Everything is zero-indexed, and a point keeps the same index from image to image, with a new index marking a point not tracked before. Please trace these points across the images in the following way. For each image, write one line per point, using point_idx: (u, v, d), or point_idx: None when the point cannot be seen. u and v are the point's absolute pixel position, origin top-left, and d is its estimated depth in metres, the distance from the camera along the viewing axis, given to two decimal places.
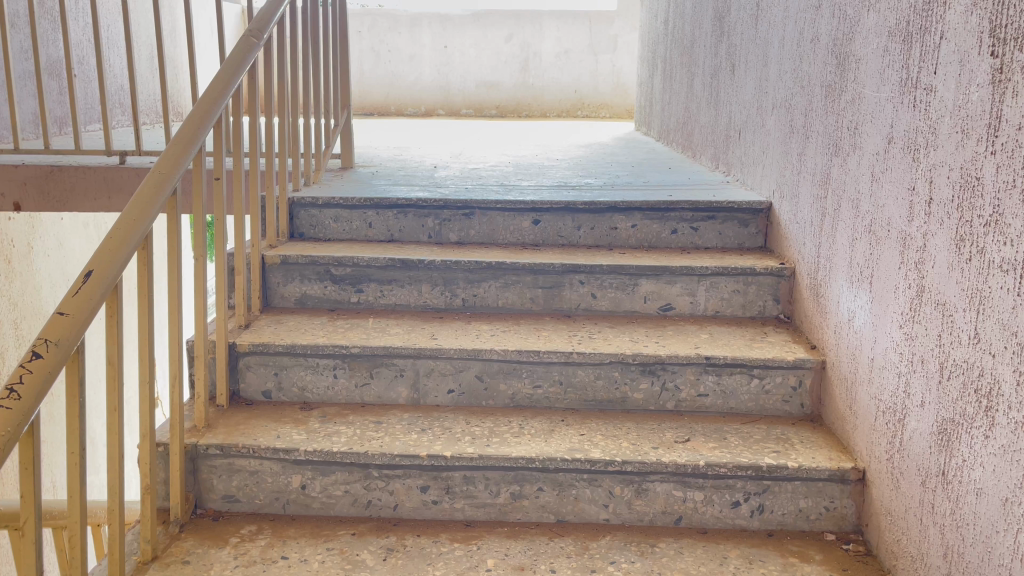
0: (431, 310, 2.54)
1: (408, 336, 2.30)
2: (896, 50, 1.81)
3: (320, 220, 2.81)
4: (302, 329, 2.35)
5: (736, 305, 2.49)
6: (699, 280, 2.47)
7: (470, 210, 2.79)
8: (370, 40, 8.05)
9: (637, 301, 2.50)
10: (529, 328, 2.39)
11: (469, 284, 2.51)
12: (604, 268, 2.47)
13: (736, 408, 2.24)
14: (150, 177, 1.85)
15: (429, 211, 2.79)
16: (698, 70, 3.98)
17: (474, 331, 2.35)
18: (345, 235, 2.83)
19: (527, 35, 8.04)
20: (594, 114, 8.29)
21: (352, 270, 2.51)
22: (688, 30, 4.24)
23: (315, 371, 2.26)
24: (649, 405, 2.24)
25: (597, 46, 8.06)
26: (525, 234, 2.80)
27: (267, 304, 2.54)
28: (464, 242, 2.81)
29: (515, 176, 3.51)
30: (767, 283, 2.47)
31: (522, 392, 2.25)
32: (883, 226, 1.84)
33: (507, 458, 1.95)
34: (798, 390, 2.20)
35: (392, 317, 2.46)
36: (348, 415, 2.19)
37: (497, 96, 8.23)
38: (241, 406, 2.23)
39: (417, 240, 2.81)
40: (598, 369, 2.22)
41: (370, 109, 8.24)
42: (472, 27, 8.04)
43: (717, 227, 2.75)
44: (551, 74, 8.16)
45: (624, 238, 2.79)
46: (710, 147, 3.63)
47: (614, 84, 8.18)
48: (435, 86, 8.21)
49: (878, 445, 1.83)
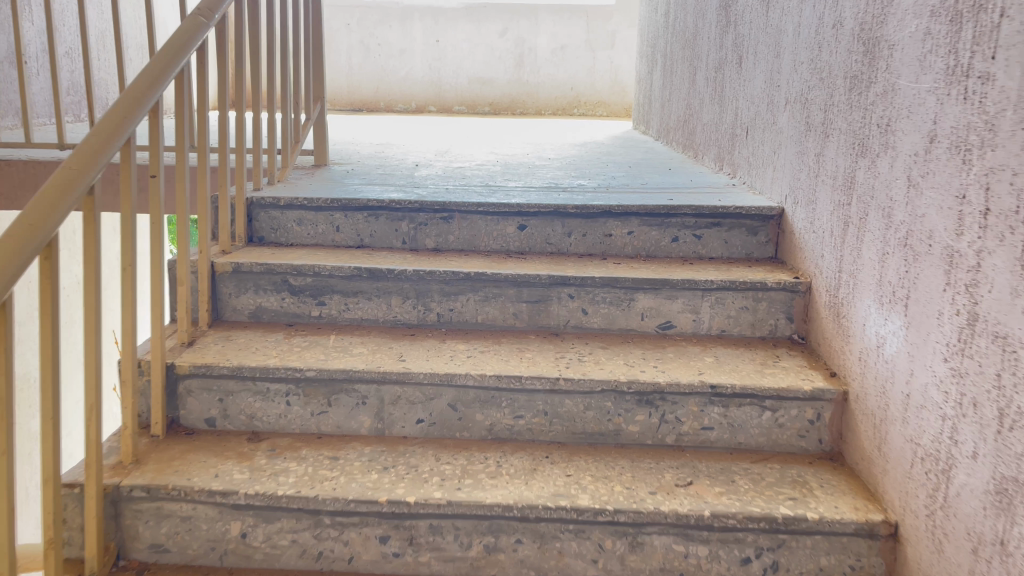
0: (401, 326, 2.26)
1: (372, 358, 2.03)
2: (940, 33, 1.53)
3: (283, 223, 2.53)
4: (252, 349, 2.07)
5: (744, 324, 2.22)
6: (703, 295, 2.20)
7: (449, 213, 2.51)
8: (359, 33, 7.77)
9: (633, 317, 2.23)
10: (511, 349, 2.12)
11: (443, 297, 2.23)
12: (596, 280, 2.19)
13: (745, 444, 1.96)
14: (61, 173, 1.57)
15: (403, 214, 2.52)
16: (700, 65, 3.71)
17: (448, 352, 2.08)
18: (309, 239, 2.55)
19: (522, 30, 7.76)
20: (590, 112, 8.01)
21: (313, 280, 2.23)
22: (690, 22, 3.96)
23: (266, 397, 1.98)
24: (646, 440, 1.97)
25: (595, 43, 7.78)
26: (509, 240, 2.52)
27: (217, 318, 2.26)
28: (441, 249, 2.54)
29: (501, 176, 3.23)
30: (778, 300, 2.19)
31: (501, 424, 1.97)
32: (922, 239, 1.57)
33: (480, 506, 1.67)
34: (815, 425, 1.93)
35: (356, 335, 2.18)
36: (301, 449, 1.91)
37: (491, 92, 7.95)
38: (180, 436, 1.95)
39: (390, 246, 2.54)
40: (588, 399, 1.94)
41: (359, 105, 7.97)
42: (465, 21, 7.76)
43: (722, 235, 2.47)
44: (547, 70, 7.88)
45: (619, 246, 2.50)
46: (713, 146, 3.36)
47: (611, 81, 7.90)
48: (426, 81, 7.93)
49: (915, 498, 1.56)
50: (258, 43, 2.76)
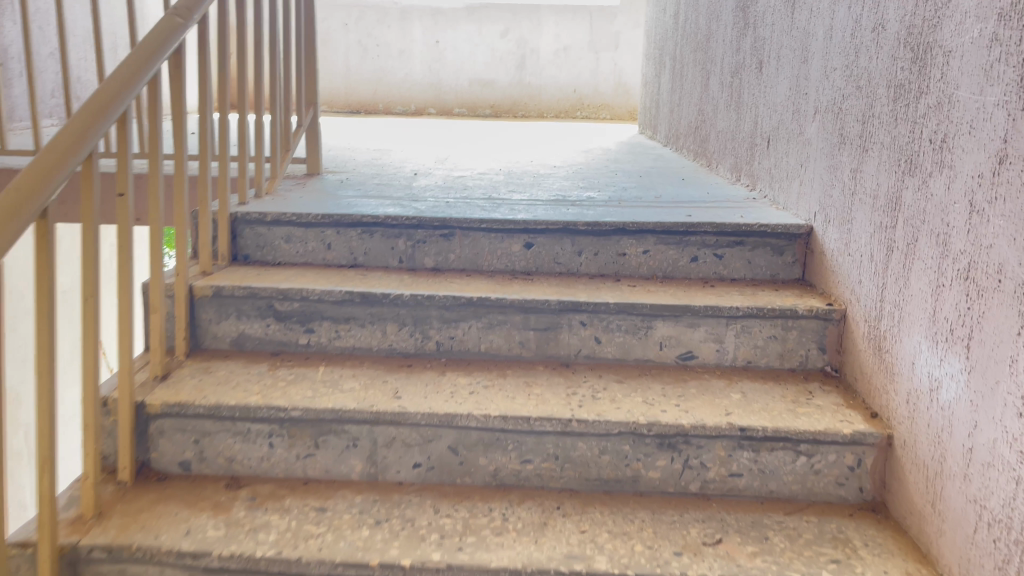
0: (397, 355, 2.07)
1: (364, 394, 1.84)
2: (1010, 39, 1.34)
3: (270, 240, 2.34)
4: (233, 383, 1.88)
5: (773, 355, 2.03)
6: (727, 324, 2.01)
7: (450, 230, 2.32)
8: (357, 33, 7.58)
9: (651, 347, 2.04)
10: (518, 383, 1.92)
11: (443, 324, 2.04)
12: (610, 306, 2.00)
13: (777, 492, 1.77)
14: (7, 194, 1.39)
15: (400, 231, 2.33)
16: (714, 69, 3.52)
17: (448, 387, 1.89)
18: (298, 257, 2.36)
19: (524, 30, 7.58)
20: (593, 115, 7.82)
21: (301, 306, 2.05)
22: (703, 23, 3.77)
23: (246, 439, 1.79)
24: (667, 488, 1.78)
25: (599, 44, 7.60)
26: (515, 260, 2.34)
27: (196, 347, 2.08)
28: (441, 268, 2.35)
29: (505, 187, 3.04)
30: (810, 329, 2.00)
31: (507, 469, 1.78)
32: (988, 274, 1.38)
33: (484, 570, 1.48)
34: (855, 471, 1.74)
35: (348, 366, 1.99)
36: (284, 498, 1.72)
37: (492, 94, 7.76)
38: (150, 483, 1.77)
39: (385, 265, 2.35)
40: (603, 442, 1.75)
41: (357, 106, 7.77)
42: (466, 21, 7.57)
43: (746, 255, 2.29)
44: (549, 72, 7.69)
45: (634, 266, 2.31)
46: (730, 155, 3.16)
47: (614, 84, 7.71)
48: (425, 83, 7.73)
49: (981, 568, 1.37)
50: (246, 44, 2.58)
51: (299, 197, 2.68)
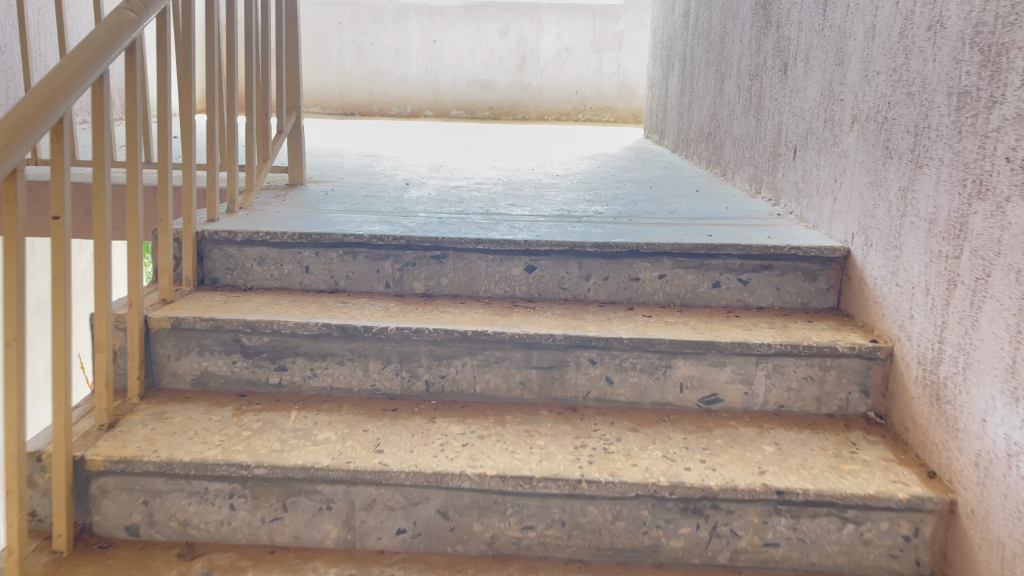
0: (382, 397, 1.82)
1: (341, 447, 1.59)
2: None
3: (241, 262, 2.10)
4: (190, 432, 1.64)
5: (808, 398, 1.78)
6: (756, 363, 1.77)
7: (442, 251, 2.07)
8: (351, 33, 7.35)
9: (669, 389, 1.79)
10: (518, 431, 1.68)
11: (433, 361, 1.80)
12: (623, 342, 1.76)
13: (819, 565, 1.53)
14: None
15: (386, 251, 2.08)
16: (730, 71, 3.27)
17: (439, 438, 1.64)
18: (273, 281, 2.12)
19: (524, 30, 7.33)
20: (596, 117, 7.56)
21: (271, 340, 1.80)
22: (716, 22, 3.53)
23: (203, 500, 1.55)
24: (691, 559, 1.53)
25: (602, 44, 7.36)
26: (515, 284, 2.09)
27: (153, 386, 1.84)
28: (433, 294, 2.10)
29: (505, 199, 2.80)
30: (851, 369, 1.76)
31: (505, 536, 1.54)
32: None
33: None
34: (912, 542, 1.49)
35: (324, 411, 1.75)
36: (246, 572, 1.47)
37: (491, 96, 7.51)
38: (90, 552, 1.52)
39: (370, 290, 2.11)
40: (617, 506, 1.51)
41: (351, 108, 7.53)
42: (464, 20, 7.33)
43: (773, 281, 2.04)
44: (550, 73, 7.44)
45: (648, 292, 2.07)
46: (749, 165, 2.92)
47: (618, 85, 7.45)
48: (422, 84, 7.49)
49: None
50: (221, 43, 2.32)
51: (277, 211, 2.43)
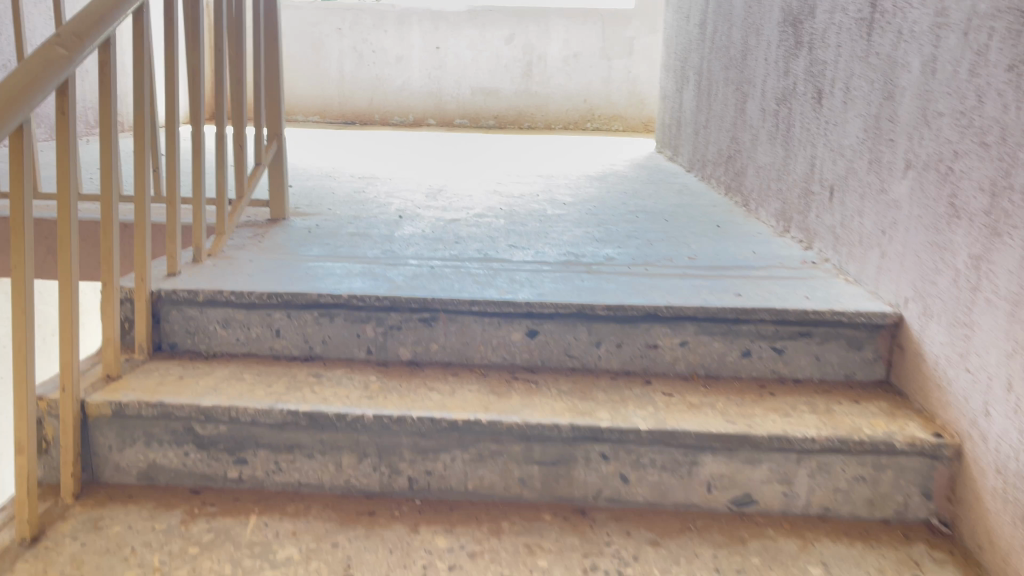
0: (360, 495, 1.57)
1: (306, 570, 1.34)
2: None
3: (202, 324, 1.84)
4: (128, 548, 1.38)
5: (857, 500, 1.52)
6: (797, 460, 1.50)
7: (432, 312, 1.81)
8: (351, 39, 7.10)
9: (695, 488, 1.53)
10: (517, 545, 1.42)
11: (420, 454, 1.54)
12: (640, 435, 1.50)
13: None
14: None
15: (368, 313, 1.82)
16: (752, 92, 3.00)
17: (423, 555, 1.39)
18: (239, 346, 1.86)
19: (530, 36, 7.07)
20: (605, 126, 7.29)
21: (230, 428, 1.55)
22: (737, 38, 3.26)
23: None
24: None
25: (612, 50, 7.08)
26: (515, 351, 1.83)
27: (94, 481, 1.58)
28: (421, 362, 1.84)
29: (507, 238, 2.53)
30: (910, 469, 1.49)
31: None
32: None
33: None
34: None
35: (290, 516, 1.49)
36: None
37: (496, 104, 7.24)
38: None
39: (350, 357, 1.84)
40: None
41: (352, 117, 7.28)
42: (469, 26, 7.07)
43: (813, 349, 1.77)
44: (558, 81, 7.17)
45: (668, 361, 1.80)
46: (776, 200, 2.65)
47: (628, 94, 7.18)
48: (425, 92, 7.22)
49: None
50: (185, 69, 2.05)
51: (250, 258, 2.15)
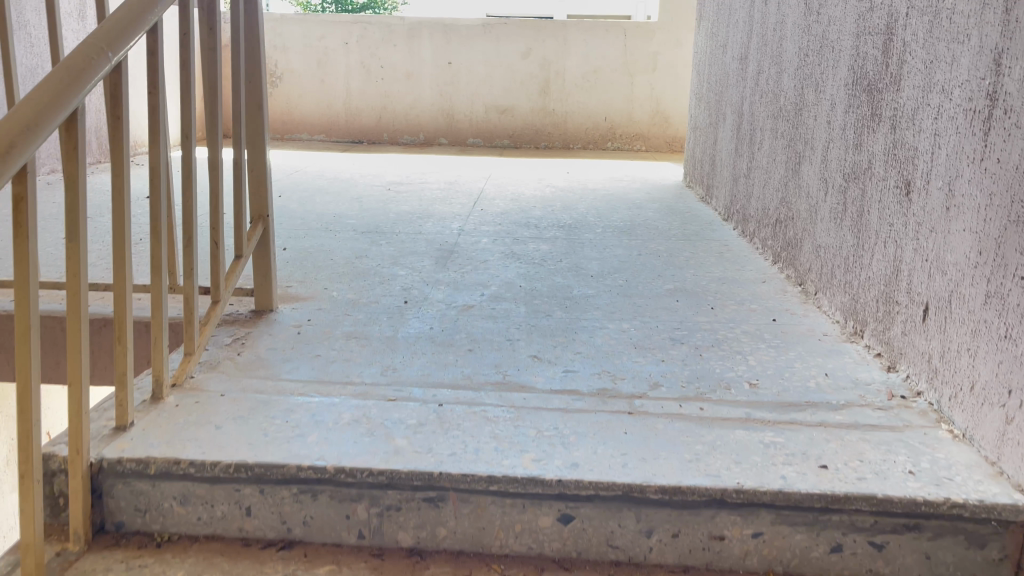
0: None
1: None
2: None
3: (155, 501, 1.49)
4: None
5: None
6: None
7: (439, 492, 1.45)
8: (359, 54, 6.73)
9: None
10: None
11: None
12: None
13: None
14: None
15: (358, 491, 1.46)
16: (810, 155, 2.63)
17: None
18: (201, 526, 1.50)
19: (548, 50, 6.67)
20: (626, 145, 6.89)
21: None
22: (790, 87, 2.88)
23: None
24: None
25: (634, 66, 6.69)
26: (545, 538, 1.47)
27: None
28: (426, 549, 1.48)
29: (529, 340, 2.17)
30: None
31: None
32: None
33: None
34: None
35: None
36: None
37: (511, 122, 6.86)
38: None
39: (338, 541, 1.49)
40: None
41: (360, 135, 6.91)
42: (483, 40, 6.68)
43: (921, 546, 1.41)
44: (577, 97, 6.78)
45: (736, 554, 1.44)
46: (843, 294, 2.28)
47: (651, 111, 6.78)
48: (436, 109, 6.84)
49: None
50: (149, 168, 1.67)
51: (223, 388, 1.80)
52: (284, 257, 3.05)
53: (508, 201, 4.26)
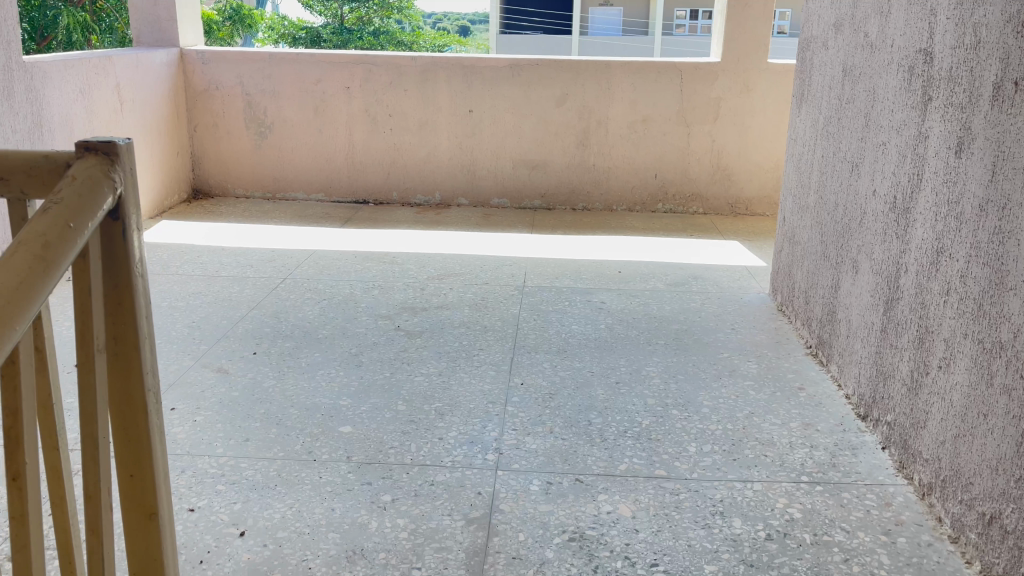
0: None
1: None
2: None
3: None
4: None
5: None
6: None
7: None
8: (361, 100, 5.63)
9: None
10: None
11: None
12: None
13: None
14: None
15: None
16: None
17: None
18: None
19: (587, 95, 5.57)
20: (681, 208, 5.79)
21: None
22: None
23: None
24: None
25: (692, 114, 5.58)
26: None
27: None
28: None
29: None
30: None
31: None
32: None
33: None
34: None
35: None
36: None
37: (542, 180, 5.77)
38: None
39: None
40: None
41: (364, 195, 5.86)
42: (509, 84, 5.58)
43: None
44: (621, 150, 5.67)
45: None
46: None
47: (711, 167, 5.68)
48: (455, 165, 5.76)
49: None
50: None
51: None
52: (237, 565, 2.00)
53: (557, 363, 3.20)
